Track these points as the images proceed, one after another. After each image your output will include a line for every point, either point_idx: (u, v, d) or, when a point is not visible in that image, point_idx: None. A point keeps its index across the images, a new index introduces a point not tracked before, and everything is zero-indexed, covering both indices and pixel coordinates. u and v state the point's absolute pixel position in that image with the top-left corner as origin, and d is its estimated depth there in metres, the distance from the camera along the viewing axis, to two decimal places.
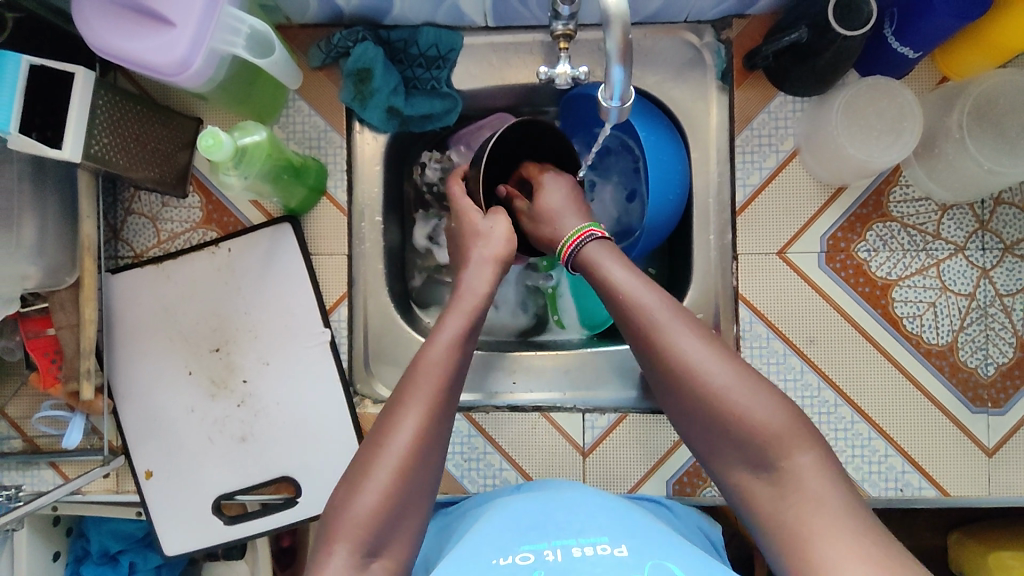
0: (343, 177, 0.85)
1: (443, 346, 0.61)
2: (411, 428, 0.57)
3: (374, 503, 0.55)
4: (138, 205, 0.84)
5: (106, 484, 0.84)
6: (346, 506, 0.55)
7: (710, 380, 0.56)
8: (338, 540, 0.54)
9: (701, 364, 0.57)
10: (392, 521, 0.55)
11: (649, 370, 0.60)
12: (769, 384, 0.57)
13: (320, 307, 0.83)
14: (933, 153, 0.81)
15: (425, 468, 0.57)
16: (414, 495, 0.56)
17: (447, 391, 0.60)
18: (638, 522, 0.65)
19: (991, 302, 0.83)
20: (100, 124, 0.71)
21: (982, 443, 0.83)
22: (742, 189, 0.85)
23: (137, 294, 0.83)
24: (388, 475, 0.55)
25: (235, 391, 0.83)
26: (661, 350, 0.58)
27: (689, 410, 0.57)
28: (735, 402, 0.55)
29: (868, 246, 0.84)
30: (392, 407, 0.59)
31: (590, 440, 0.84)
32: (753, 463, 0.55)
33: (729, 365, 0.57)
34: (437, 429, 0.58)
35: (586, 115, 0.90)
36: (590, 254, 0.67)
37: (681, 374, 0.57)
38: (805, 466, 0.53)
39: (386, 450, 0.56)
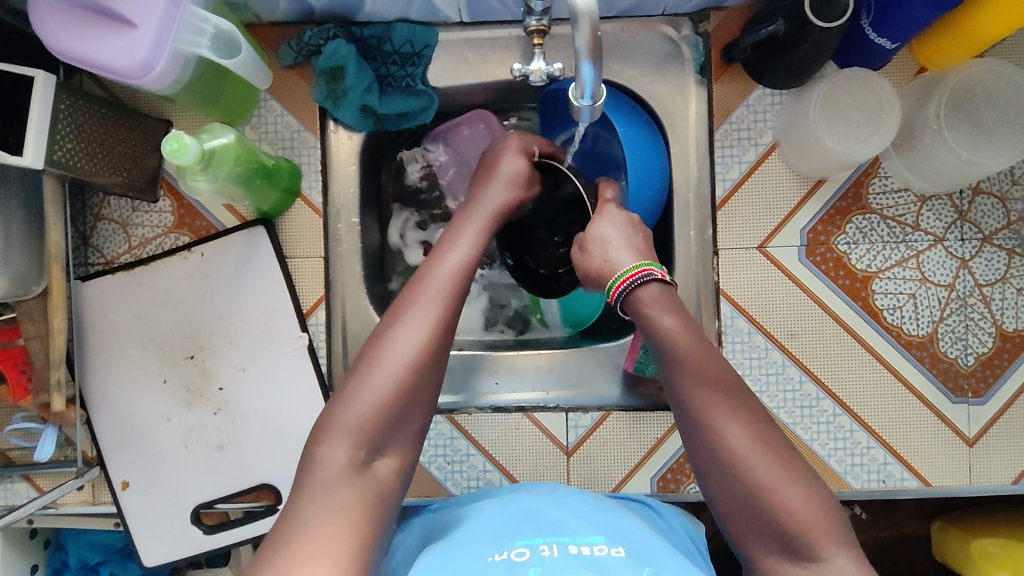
0: (318, 178, 0.84)
1: (449, 265, 0.62)
2: (422, 323, 0.57)
3: (379, 397, 0.54)
4: (108, 210, 0.82)
5: (82, 496, 0.82)
6: (348, 403, 0.54)
7: (758, 473, 0.55)
8: (339, 431, 0.53)
9: (748, 451, 0.56)
10: (396, 416, 0.55)
11: (691, 445, 0.59)
12: (813, 476, 0.56)
13: (297, 311, 0.82)
14: (912, 144, 0.80)
15: (431, 370, 0.57)
16: (419, 396, 0.56)
17: (458, 296, 0.60)
18: (622, 522, 0.64)
19: (971, 292, 0.84)
20: (63, 127, 0.68)
21: (963, 432, 0.84)
22: (722, 184, 0.84)
23: (108, 301, 0.81)
24: (393, 370, 0.55)
25: (211, 398, 0.81)
26: (704, 425, 0.58)
27: (728, 495, 0.56)
28: (781, 497, 0.54)
29: (848, 238, 0.84)
30: (402, 304, 0.59)
31: (573, 439, 0.84)
32: (788, 547, 0.54)
33: (772, 453, 0.56)
34: (447, 330, 0.59)
35: (563, 111, 0.87)
36: (647, 305, 0.63)
37: (728, 465, 0.56)
38: (842, 563, 0.52)
39: (394, 343, 0.56)
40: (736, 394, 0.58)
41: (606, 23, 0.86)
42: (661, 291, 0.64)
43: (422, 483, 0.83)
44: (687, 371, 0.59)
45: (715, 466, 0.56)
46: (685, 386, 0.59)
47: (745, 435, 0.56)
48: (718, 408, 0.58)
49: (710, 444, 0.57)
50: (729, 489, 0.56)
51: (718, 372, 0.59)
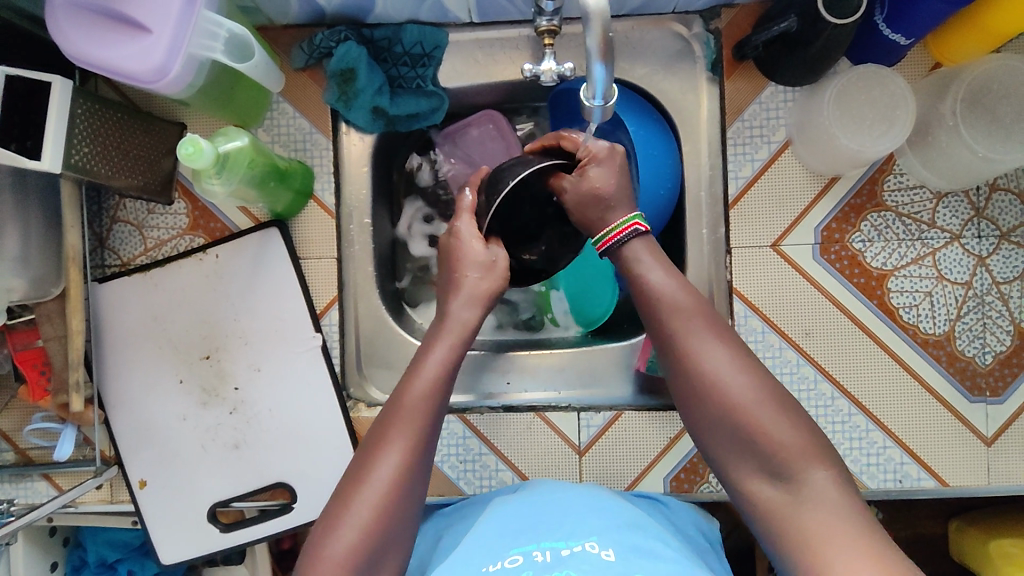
0: (330, 179, 0.84)
1: (425, 387, 0.61)
2: (394, 461, 0.57)
3: (351, 544, 0.54)
4: (124, 213, 0.84)
5: (100, 495, 0.84)
6: (326, 543, 0.55)
7: (731, 394, 0.58)
8: (322, 570, 0.53)
9: (723, 373, 0.58)
10: (370, 561, 0.55)
11: (672, 374, 0.62)
12: (791, 402, 0.58)
13: (310, 312, 0.83)
14: (927, 140, 0.79)
15: (405, 505, 0.57)
16: (391, 537, 0.56)
17: (428, 426, 0.60)
18: (621, 522, 0.63)
19: (988, 290, 0.83)
20: (79, 132, 0.69)
21: (981, 432, 0.83)
22: (735, 182, 0.84)
23: (125, 303, 0.83)
24: (369, 507, 0.56)
25: (226, 398, 0.82)
26: (685, 355, 0.60)
27: (706, 419, 0.59)
28: (756, 417, 0.57)
29: (862, 236, 0.83)
30: (376, 441, 0.59)
31: (585, 439, 0.84)
32: (768, 468, 0.56)
33: (750, 375, 0.58)
34: (417, 467, 0.58)
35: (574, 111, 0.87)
36: (632, 252, 0.67)
37: (702, 390, 0.59)
38: (819, 480, 0.54)
39: (365, 491, 0.56)
40: (714, 322, 0.62)
41: (616, 22, 0.86)
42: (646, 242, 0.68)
43: (435, 482, 0.84)
44: (668, 306, 0.63)
45: (692, 389, 0.59)
46: (661, 317, 0.63)
47: (718, 359, 0.59)
48: (694, 330, 0.61)
49: (685, 370, 0.60)
50: (705, 411, 0.59)
51: (690, 306, 0.62)
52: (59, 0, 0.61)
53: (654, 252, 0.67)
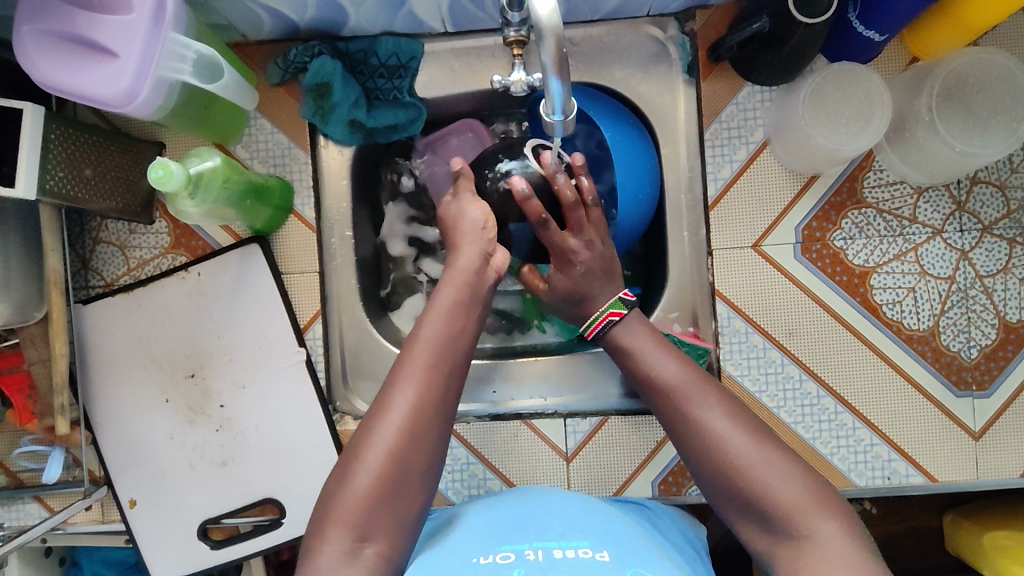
0: (310, 194, 0.85)
1: (434, 333, 0.62)
2: (403, 407, 0.58)
3: (366, 485, 0.55)
4: (106, 233, 0.84)
5: (92, 515, 0.84)
6: (340, 488, 0.56)
7: (733, 455, 0.58)
8: (332, 524, 0.55)
9: (726, 434, 0.59)
10: (386, 502, 0.56)
11: (674, 438, 0.63)
12: (794, 453, 0.58)
13: (294, 326, 0.83)
14: (904, 136, 0.79)
15: (421, 448, 0.58)
16: (407, 476, 0.57)
17: (442, 365, 0.61)
18: (619, 528, 0.64)
19: (972, 284, 0.82)
20: (54, 156, 0.69)
21: (968, 426, 0.82)
22: (714, 184, 0.83)
23: (109, 322, 0.83)
24: (381, 452, 0.56)
25: (213, 416, 0.82)
26: (682, 415, 0.61)
27: (713, 481, 0.59)
28: (761, 474, 0.56)
29: (844, 234, 0.83)
30: (392, 379, 0.60)
31: (572, 445, 0.84)
32: (770, 526, 0.56)
33: (752, 434, 0.59)
34: (432, 404, 0.59)
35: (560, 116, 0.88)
36: (617, 335, 0.71)
37: (705, 452, 0.59)
38: (828, 534, 0.53)
39: (377, 433, 0.57)
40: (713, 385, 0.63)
41: (592, 27, 0.85)
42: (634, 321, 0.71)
43: None
44: (660, 377, 0.65)
45: (696, 452, 0.60)
46: (660, 384, 0.64)
47: (719, 419, 0.60)
48: (691, 395, 0.62)
49: (689, 433, 0.61)
50: (711, 474, 0.59)
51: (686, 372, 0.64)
52: (25, 27, 0.61)
53: (643, 331, 0.70)
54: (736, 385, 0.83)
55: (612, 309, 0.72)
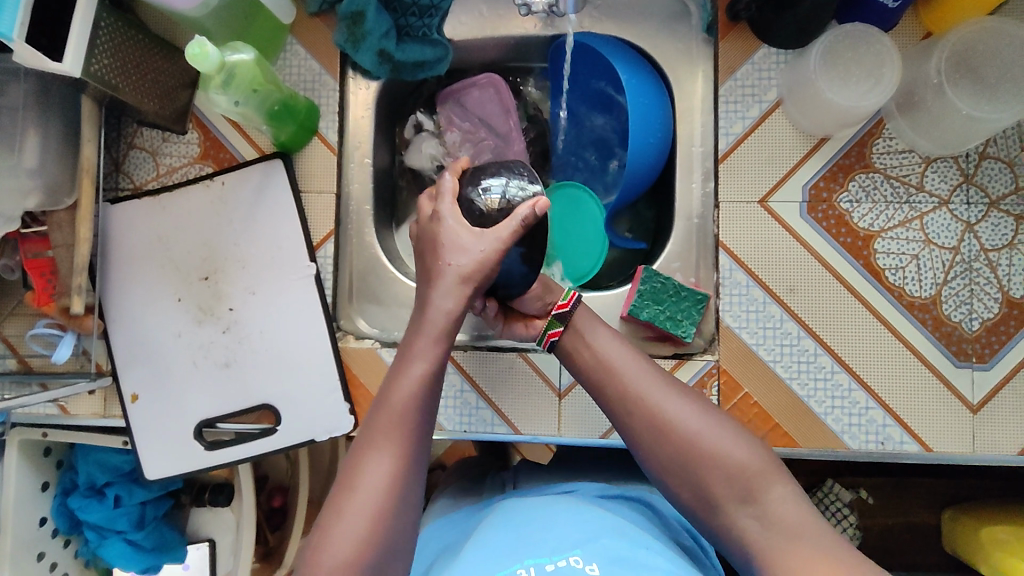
0: (335, 119, 0.88)
1: (409, 393, 0.60)
2: (378, 472, 0.57)
3: (346, 563, 0.53)
4: (140, 140, 0.88)
5: (94, 408, 0.87)
6: (319, 568, 0.53)
7: (691, 430, 0.60)
8: None
9: (675, 416, 0.61)
10: (372, 571, 0.54)
11: (629, 429, 0.63)
12: (737, 428, 0.62)
13: (306, 242, 0.86)
14: (914, 103, 0.80)
15: (400, 515, 0.56)
16: (389, 552, 0.55)
17: (413, 426, 0.59)
18: (609, 532, 0.64)
19: (976, 257, 0.82)
20: (102, 42, 0.74)
21: (966, 399, 0.82)
22: (725, 138, 0.85)
23: (133, 222, 0.87)
24: (361, 528, 0.54)
25: (221, 318, 0.85)
26: (638, 400, 0.62)
27: (668, 461, 0.60)
28: (715, 446, 0.59)
29: (850, 196, 0.84)
30: (361, 447, 0.58)
31: (566, 382, 0.85)
32: (737, 497, 0.58)
33: (696, 412, 0.62)
34: (406, 471, 0.58)
35: (590, 66, 0.91)
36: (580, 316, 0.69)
37: (659, 434, 0.61)
38: (781, 499, 0.57)
39: (354, 504, 0.55)
40: (656, 369, 0.65)
41: None
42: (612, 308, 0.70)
43: None
44: (614, 367, 0.65)
45: (654, 433, 0.61)
46: (608, 370, 0.65)
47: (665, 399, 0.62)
48: (641, 378, 0.64)
49: (641, 416, 0.62)
50: (666, 453, 0.60)
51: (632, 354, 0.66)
52: None
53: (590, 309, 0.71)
54: (734, 337, 0.84)
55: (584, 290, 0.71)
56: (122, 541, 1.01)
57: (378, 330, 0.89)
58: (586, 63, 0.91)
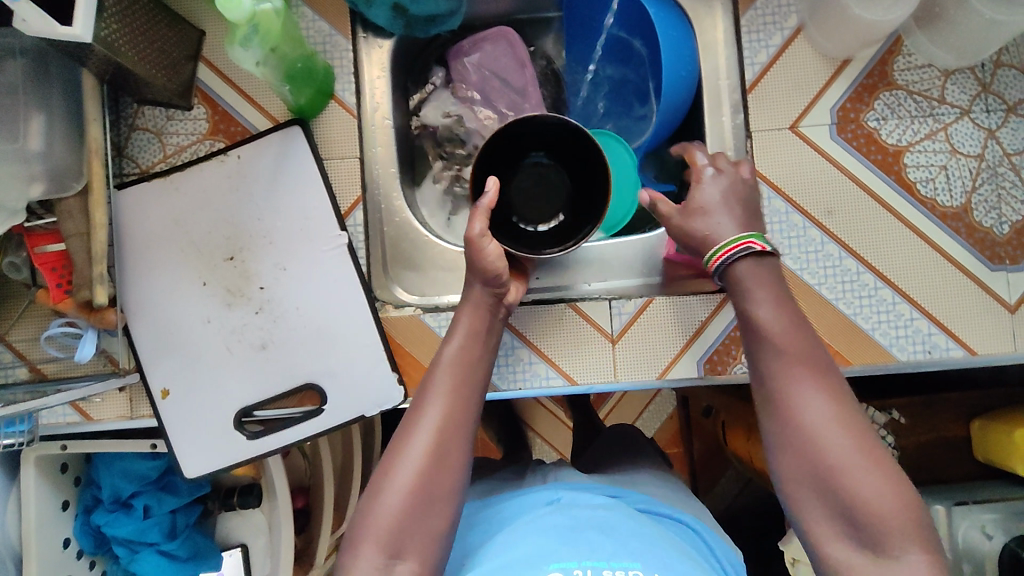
0: (351, 80, 0.84)
1: (455, 356, 0.66)
2: (432, 421, 0.62)
3: (400, 502, 0.59)
4: (143, 120, 0.82)
5: (120, 411, 0.81)
6: (375, 503, 0.60)
7: (835, 455, 0.56)
8: (368, 539, 0.58)
9: (825, 434, 0.57)
10: (416, 519, 0.59)
11: (773, 422, 0.60)
12: (893, 465, 0.57)
13: (336, 211, 0.81)
14: (935, 14, 0.81)
15: (451, 461, 0.61)
16: (437, 498, 0.60)
17: (463, 389, 0.65)
18: (666, 547, 0.65)
19: (1000, 162, 0.85)
20: (111, 6, 0.68)
21: (1004, 299, 0.84)
22: (751, 68, 0.85)
23: (146, 207, 0.81)
24: (413, 471, 0.60)
25: (252, 298, 0.80)
26: (786, 398, 0.60)
27: (795, 470, 0.58)
28: (856, 482, 0.55)
29: (877, 114, 0.85)
30: (417, 403, 0.64)
31: (618, 326, 0.83)
32: (859, 536, 0.55)
33: (853, 439, 0.57)
34: (457, 426, 0.63)
35: (635, 17, 0.88)
36: (739, 277, 0.66)
37: (803, 440, 0.58)
38: (914, 561, 0.53)
39: (409, 449, 0.61)
40: (823, 369, 0.61)
41: None
42: (758, 262, 0.66)
43: None
44: (774, 350, 0.62)
45: (793, 439, 0.58)
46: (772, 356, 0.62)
47: (819, 411, 0.58)
48: (797, 380, 0.60)
49: (783, 419, 0.59)
50: (796, 462, 0.58)
51: (801, 349, 0.61)
52: None
53: (763, 277, 0.65)
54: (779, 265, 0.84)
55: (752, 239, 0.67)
56: (157, 553, 0.95)
57: (418, 297, 0.86)
58: (634, 15, 0.88)
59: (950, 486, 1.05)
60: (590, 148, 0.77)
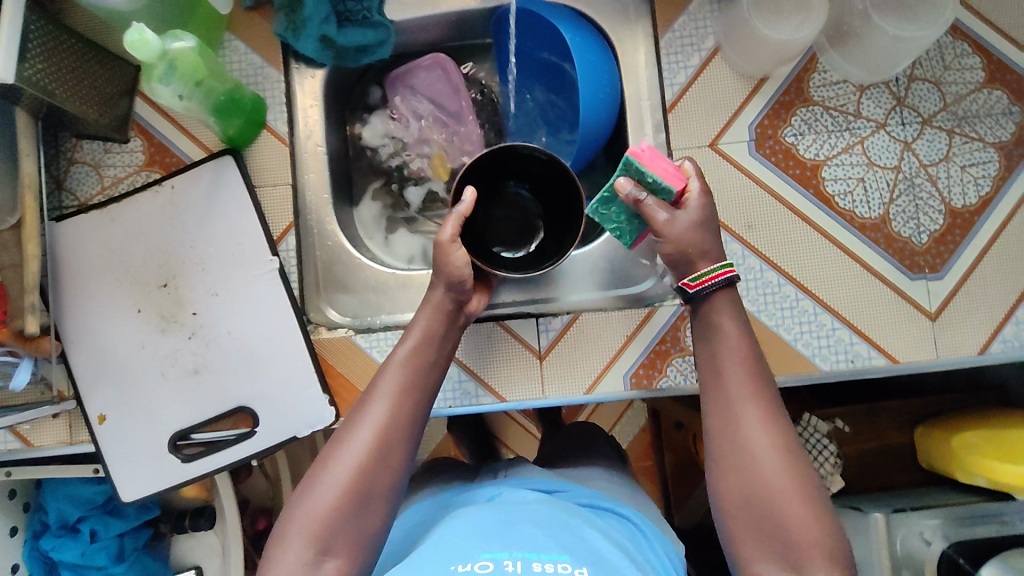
0: (283, 110, 0.87)
1: (406, 358, 0.68)
2: (374, 422, 0.63)
3: (332, 498, 0.60)
4: (81, 154, 0.86)
5: (59, 437, 0.82)
6: (307, 498, 0.61)
7: (768, 477, 0.59)
8: (293, 534, 0.59)
9: (763, 459, 0.60)
10: (348, 518, 0.60)
11: (715, 440, 0.64)
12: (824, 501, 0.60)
13: (267, 237, 0.84)
14: (844, 33, 0.84)
15: (388, 462, 0.62)
16: (369, 503, 0.61)
17: (409, 391, 0.66)
18: (600, 540, 0.65)
19: (917, 173, 0.87)
20: (34, 47, 0.72)
21: (924, 307, 0.85)
22: (670, 89, 0.88)
23: (82, 237, 0.83)
24: (347, 470, 0.61)
25: (186, 323, 0.82)
26: (729, 418, 0.63)
27: (733, 492, 0.61)
28: (784, 504, 0.58)
29: (794, 130, 0.87)
30: (361, 404, 0.65)
31: (545, 343, 0.85)
32: (782, 554, 0.58)
33: (789, 466, 0.60)
34: (400, 428, 0.64)
35: (534, 36, 0.92)
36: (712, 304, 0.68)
37: (741, 457, 0.61)
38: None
39: (347, 449, 0.62)
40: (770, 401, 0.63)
41: None
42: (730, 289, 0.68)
43: None
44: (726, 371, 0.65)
45: (732, 458, 0.62)
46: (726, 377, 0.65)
47: (760, 439, 0.61)
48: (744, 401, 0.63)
49: (728, 440, 0.62)
50: (734, 482, 0.61)
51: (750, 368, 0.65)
52: None
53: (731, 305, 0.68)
54: None
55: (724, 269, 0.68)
56: None
57: (350, 317, 0.88)
58: (529, 34, 0.92)
59: (893, 492, 1.06)
60: (566, 180, 0.80)
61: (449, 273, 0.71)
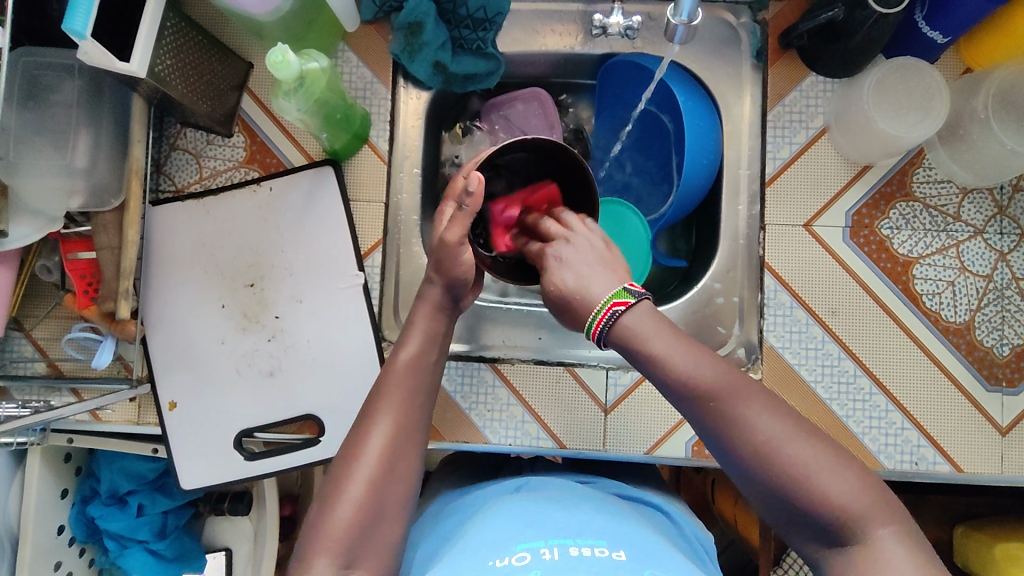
0: (386, 128, 0.88)
1: (407, 361, 0.68)
2: (381, 432, 0.63)
3: (348, 516, 0.58)
4: (184, 141, 0.86)
5: (127, 415, 0.84)
6: (323, 519, 0.58)
7: (799, 464, 0.55)
8: (318, 552, 0.57)
9: (771, 436, 0.56)
10: (362, 539, 0.58)
11: (727, 454, 0.58)
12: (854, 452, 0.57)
13: (356, 251, 0.84)
14: (958, 135, 0.84)
15: (395, 472, 0.62)
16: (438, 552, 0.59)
17: (412, 396, 0.66)
18: (639, 527, 0.65)
19: (1008, 285, 0.86)
20: (166, 44, 0.73)
21: (996, 421, 0.85)
22: (772, 162, 0.88)
23: (176, 225, 0.85)
24: (359, 485, 0.60)
25: (266, 326, 0.84)
26: (741, 424, 0.57)
27: (747, 478, 0.57)
28: (828, 485, 0.54)
29: (891, 223, 0.87)
30: (363, 421, 0.64)
31: (612, 398, 0.86)
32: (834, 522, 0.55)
33: (814, 446, 0.56)
34: (402, 437, 0.64)
35: (634, 87, 0.93)
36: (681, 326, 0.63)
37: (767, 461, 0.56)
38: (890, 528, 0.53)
39: (359, 466, 0.61)
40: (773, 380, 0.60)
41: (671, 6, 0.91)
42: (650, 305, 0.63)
43: (462, 430, 0.86)
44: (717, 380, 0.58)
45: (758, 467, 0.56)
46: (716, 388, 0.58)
47: (765, 427, 0.56)
48: (745, 401, 0.57)
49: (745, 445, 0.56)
50: (748, 470, 0.56)
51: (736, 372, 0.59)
52: None
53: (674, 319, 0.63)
54: (777, 357, 0.86)
55: (616, 299, 0.63)
56: (145, 551, 0.99)
57: None
58: (634, 84, 0.93)
59: None
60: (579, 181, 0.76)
61: (452, 273, 0.69)
